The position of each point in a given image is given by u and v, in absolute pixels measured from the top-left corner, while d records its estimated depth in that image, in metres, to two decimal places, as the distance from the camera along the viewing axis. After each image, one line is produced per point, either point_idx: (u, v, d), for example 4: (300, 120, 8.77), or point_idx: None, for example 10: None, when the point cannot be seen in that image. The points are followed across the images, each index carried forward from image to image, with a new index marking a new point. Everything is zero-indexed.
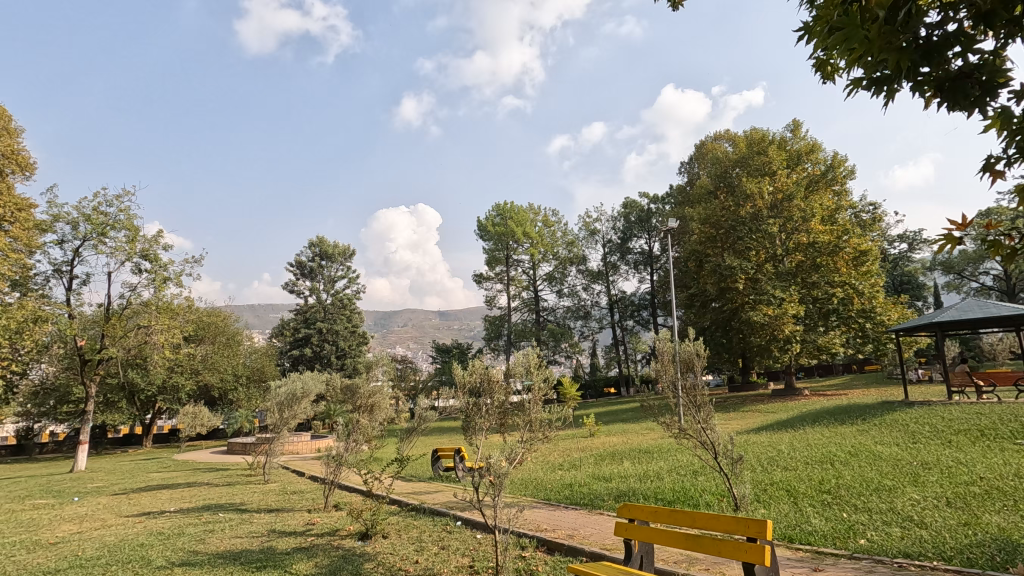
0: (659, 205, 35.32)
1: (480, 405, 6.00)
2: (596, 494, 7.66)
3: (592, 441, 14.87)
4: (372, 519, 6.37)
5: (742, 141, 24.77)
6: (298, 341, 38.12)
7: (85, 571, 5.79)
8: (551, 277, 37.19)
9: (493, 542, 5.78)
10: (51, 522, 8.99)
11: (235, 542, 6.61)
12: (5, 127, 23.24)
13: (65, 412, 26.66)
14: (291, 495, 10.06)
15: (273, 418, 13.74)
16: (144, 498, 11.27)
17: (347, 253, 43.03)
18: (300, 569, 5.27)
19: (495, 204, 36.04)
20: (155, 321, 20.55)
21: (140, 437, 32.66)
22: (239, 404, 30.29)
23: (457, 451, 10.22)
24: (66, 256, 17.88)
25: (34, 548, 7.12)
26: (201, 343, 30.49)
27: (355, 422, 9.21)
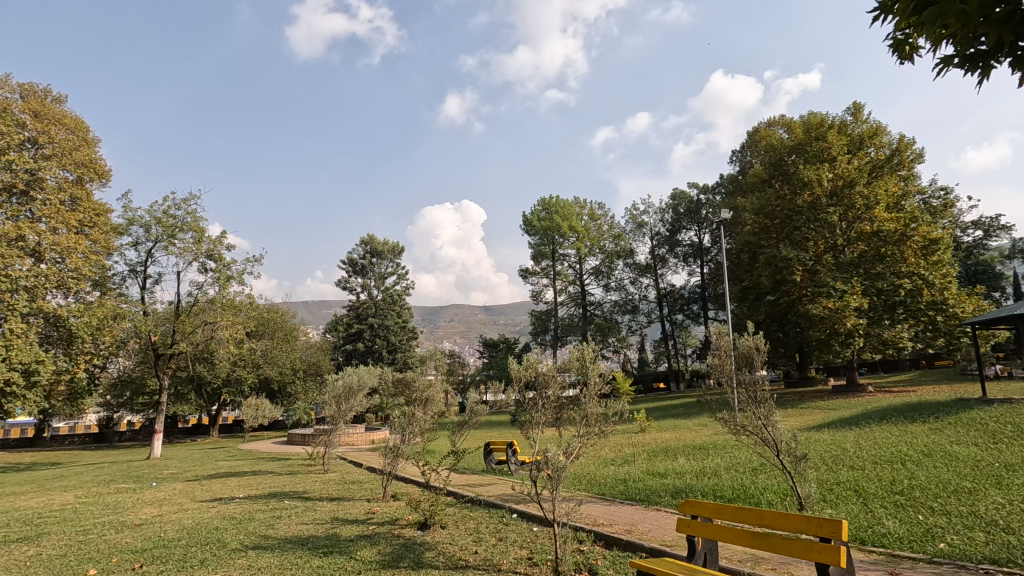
0: (709, 195, 34.34)
1: (537, 400, 5.96)
2: (652, 490, 7.58)
3: (643, 436, 14.70)
4: (431, 510, 6.52)
5: (798, 127, 23.70)
6: (351, 336, 39.31)
7: (169, 551, 6.19)
8: (597, 271, 36.83)
9: (551, 535, 5.81)
10: (135, 505, 9.67)
11: (302, 528, 6.92)
12: (84, 138, 25.03)
13: (140, 403, 28.54)
14: (351, 485, 10.43)
15: (331, 410, 14.25)
16: (216, 485, 11.94)
17: (396, 250, 43.96)
18: (365, 556, 5.46)
19: (541, 199, 36.04)
20: (220, 318, 21.60)
21: (207, 427, 34.58)
22: (297, 396, 31.58)
23: (509, 445, 10.30)
24: (140, 258, 19.09)
25: (122, 528, 7.69)
26: (262, 338, 31.89)
27: (411, 414, 9.42)
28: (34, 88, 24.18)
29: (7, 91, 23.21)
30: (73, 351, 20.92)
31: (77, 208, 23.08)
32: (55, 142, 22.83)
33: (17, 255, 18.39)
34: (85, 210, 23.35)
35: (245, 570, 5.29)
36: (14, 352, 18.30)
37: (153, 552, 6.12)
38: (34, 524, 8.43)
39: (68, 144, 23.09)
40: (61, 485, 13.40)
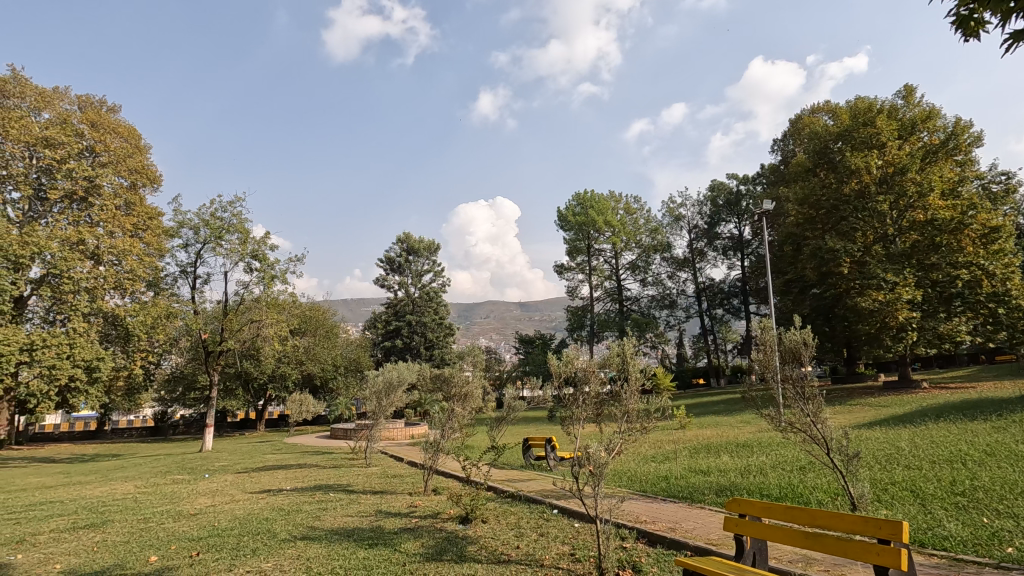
0: (750, 186, 33.38)
1: (577, 396, 5.91)
2: (695, 488, 7.44)
3: (684, 433, 14.43)
4: (472, 504, 6.57)
5: (845, 113, 22.76)
6: (389, 333, 39.99)
7: (222, 540, 6.44)
8: (633, 266, 36.34)
9: (593, 531, 5.78)
10: (190, 495, 10.10)
11: (347, 520, 7.10)
12: (137, 145, 26.23)
13: (192, 398, 29.80)
14: (393, 479, 10.63)
15: (372, 405, 14.54)
16: (264, 477, 12.35)
17: (432, 247, 44.45)
18: (409, 548, 5.55)
19: (575, 194, 35.82)
20: (265, 316, 22.27)
21: (254, 422, 35.85)
22: (339, 391, 32.40)
23: (548, 441, 10.27)
24: (190, 259, 19.89)
25: (179, 517, 8.06)
26: (305, 336, 32.79)
27: (450, 410, 9.51)
28: (91, 98, 25.50)
29: (67, 102, 24.57)
30: (130, 348, 22.06)
31: (131, 213, 24.27)
32: (110, 149, 24.02)
33: (78, 258, 20.16)
34: (139, 214, 24.53)
35: (295, 559, 5.46)
36: (78, 349, 19.44)
37: (208, 541, 6.39)
38: (99, 512, 8.91)
39: (122, 151, 24.27)
40: (122, 476, 14.15)
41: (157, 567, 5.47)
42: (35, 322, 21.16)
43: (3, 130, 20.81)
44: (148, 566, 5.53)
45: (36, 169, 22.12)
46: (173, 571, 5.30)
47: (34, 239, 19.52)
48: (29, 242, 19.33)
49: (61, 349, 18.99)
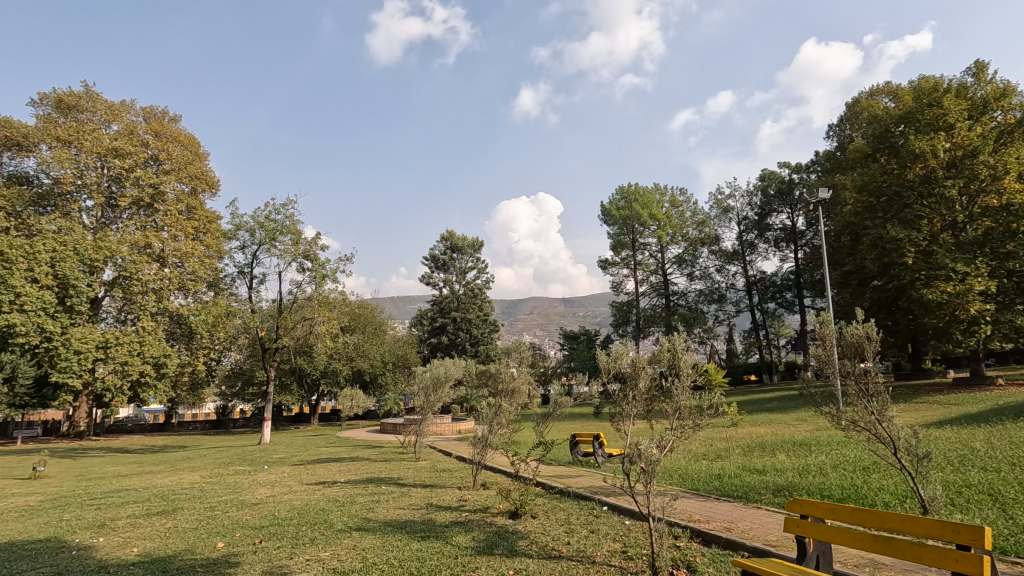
0: (804, 174, 32.01)
1: (627, 393, 5.79)
2: (751, 487, 7.22)
3: (737, 431, 14.02)
4: (521, 499, 6.59)
5: (908, 93, 21.50)
6: (435, 330, 40.62)
7: (282, 529, 6.72)
8: (680, 260, 35.53)
9: (645, 529, 5.70)
10: (251, 485, 10.58)
11: (400, 512, 7.26)
12: (197, 152, 27.60)
13: (250, 392, 31.20)
14: (442, 473, 10.81)
15: (420, 400, 14.80)
16: (319, 469, 12.79)
17: (476, 245, 44.82)
18: (461, 542, 5.63)
19: (619, 187, 35.36)
20: (317, 313, 23.00)
21: (308, 416, 37.20)
22: (388, 387, 33.17)
23: (595, 437, 10.18)
24: (247, 260, 20.78)
25: (242, 506, 8.46)
26: (354, 333, 33.74)
27: (497, 406, 9.55)
28: (154, 109, 26.97)
29: (133, 114, 26.08)
30: (194, 345, 23.28)
31: (193, 217, 25.58)
32: (172, 157, 25.38)
33: (145, 260, 21.54)
34: (199, 218, 25.83)
35: (351, 549, 5.62)
36: (147, 347, 20.68)
37: (269, 530, 6.67)
38: (170, 500, 9.47)
39: (184, 159, 25.58)
40: (189, 466, 14.98)
41: (224, 554, 5.75)
42: (109, 321, 22.86)
43: (78, 143, 22.32)
44: (216, 552, 5.83)
45: (107, 178, 23.68)
46: (238, 557, 5.56)
47: (106, 244, 21.03)
48: (103, 247, 20.88)
49: (132, 346, 20.25)
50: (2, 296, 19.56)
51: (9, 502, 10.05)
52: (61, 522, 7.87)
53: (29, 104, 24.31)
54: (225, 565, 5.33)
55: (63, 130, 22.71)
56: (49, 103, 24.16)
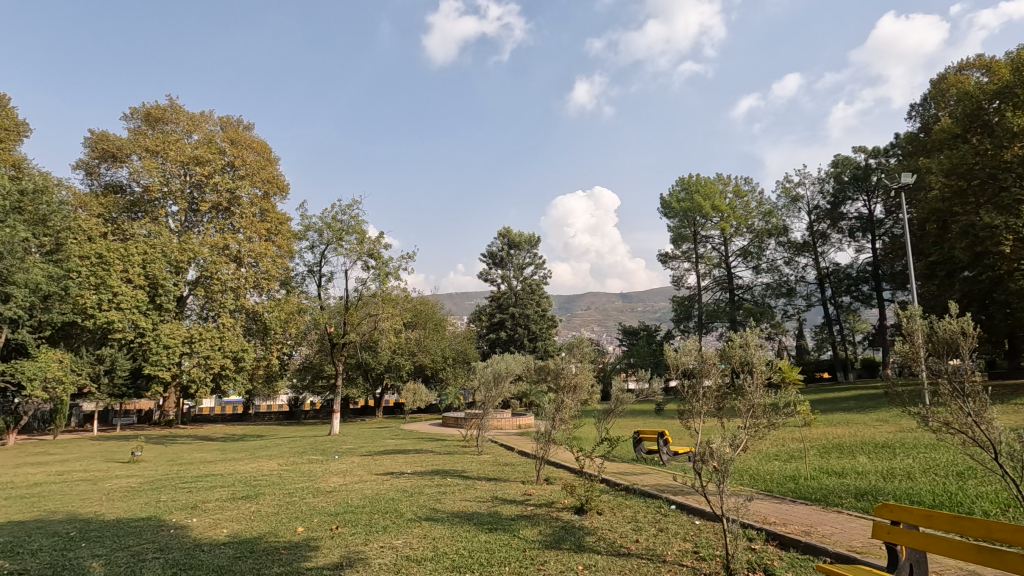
0: (882, 158, 29.94)
1: (697, 389, 5.64)
2: (830, 490, 6.86)
3: (811, 431, 13.36)
4: (587, 495, 6.57)
5: (1004, 66, 19.67)
6: (494, 325, 41.05)
7: (357, 516, 7.02)
8: (745, 252, 34.12)
9: (717, 530, 5.55)
10: (325, 474, 11.10)
11: (467, 504, 7.41)
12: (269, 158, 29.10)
13: (320, 385, 32.67)
14: (506, 467, 10.96)
15: (481, 394, 15.00)
16: (386, 460, 13.25)
17: (533, 240, 44.89)
18: (528, 535, 5.68)
19: (679, 178, 34.42)
20: (381, 310, 23.46)
21: (373, 409, 38.59)
22: (449, 381, 33.90)
23: (660, 434, 10.01)
24: (315, 259, 21.70)
25: (319, 493, 8.91)
26: (416, 328, 34.63)
27: (559, 401, 9.51)
28: (230, 118, 28.64)
29: (211, 124, 27.81)
30: (269, 340, 24.63)
31: (266, 219, 27.04)
32: (247, 163, 26.91)
33: (224, 261, 23.14)
34: (272, 220, 27.28)
35: (422, 538, 5.80)
36: (227, 341, 22.08)
37: (345, 517, 7.00)
38: (252, 485, 10.11)
39: (257, 164, 27.04)
40: (267, 454, 15.91)
41: (304, 538, 6.08)
42: (193, 318, 24.60)
43: (165, 153, 24.17)
44: (297, 536, 6.17)
45: (189, 185, 25.46)
46: (318, 542, 5.88)
47: (190, 246, 22.74)
48: (186, 250, 22.82)
49: (214, 341, 21.69)
50: (102, 295, 21.45)
51: (114, 483, 11.05)
52: (159, 502, 8.57)
53: (122, 118, 26.47)
54: (306, 548, 5.64)
55: (151, 142, 24.58)
56: (138, 116, 26.20)
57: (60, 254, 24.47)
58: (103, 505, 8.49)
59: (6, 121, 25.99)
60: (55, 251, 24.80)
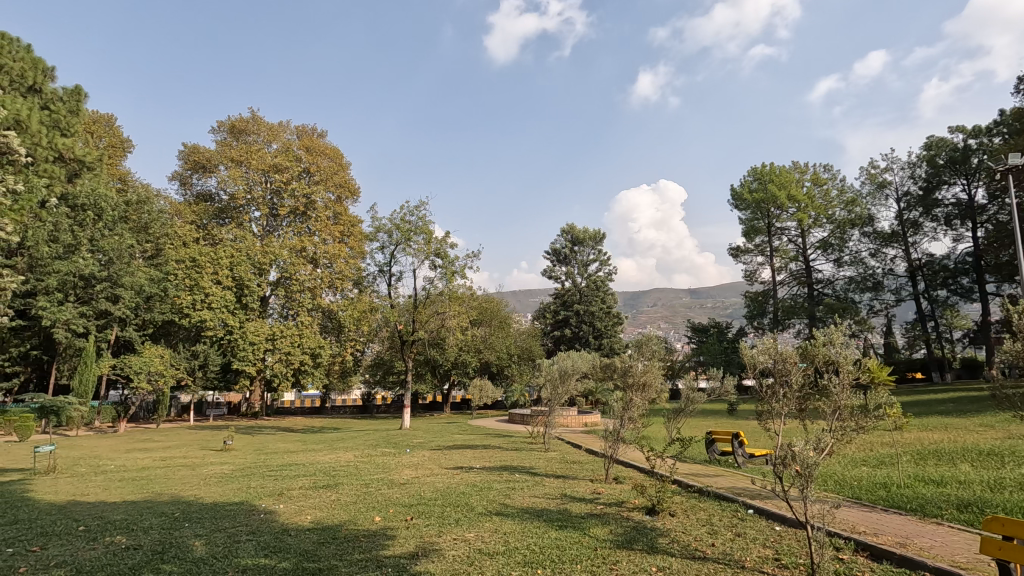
0: (984, 138, 27.27)
1: (776, 389, 5.38)
2: (929, 500, 6.36)
3: (904, 435, 12.40)
4: (659, 496, 6.44)
5: None
6: (558, 322, 40.93)
7: (430, 508, 7.23)
8: (825, 244, 32.10)
9: (799, 537, 5.30)
10: (398, 466, 11.52)
11: (536, 500, 7.46)
12: (342, 163, 30.42)
13: (390, 380, 33.89)
14: (574, 464, 10.93)
15: (547, 392, 15.00)
16: (455, 455, 13.55)
17: (598, 236, 44.37)
18: (599, 534, 5.65)
19: (751, 168, 32.94)
20: (448, 308, 23.90)
21: (441, 404, 39.59)
22: (514, 378, 34.19)
23: (734, 435, 9.63)
24: (386, 259, 22.51)
25: (393, 485, 9.27)
26: (482, 325, 35.15)
27: (627, 399, 9.33)
28: (305, 127, 30.20)
29: (289, 133, 29.42)
30: (343, 337, 25.81)
31: (339, 222, 28.31)
32: (321, 169, 28.24)
33: (301, 263, 24.93)
34: (345, 222, 28.51)
35: (494, 532, 5.90)
36: (305, 338, 23.34)
37: (418, 508, 7.23)
38: (331, 475, 10.65)
39: (330, 170, 28.31)
40: (344, 446, 16.72)
41: (381, 527, 6.36)
42: (275, 316, 26.21)
43: (248, 162, 26.04)
44: (374, 525, 6.46)
45: (269, 192, 27.14)
46: (394, 531, 6.12)
47: (271, 249, 24.68)
48: (269, 252, 24.59)
49: (293, 338, 23.06)
50: (196, 296, 23.29)
51: (210, 469, 11.99)
52: (250, 488, 9.24)
53: (211, 131, 28.57)
54: (383, 537, 5.89)
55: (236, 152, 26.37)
56: (224, 129, 28.15)
57: (160, 258, 26.79)
58: (202, 490, 9.23)
59: (114, 139, 28.73)
60: (155, 256, 27.17)
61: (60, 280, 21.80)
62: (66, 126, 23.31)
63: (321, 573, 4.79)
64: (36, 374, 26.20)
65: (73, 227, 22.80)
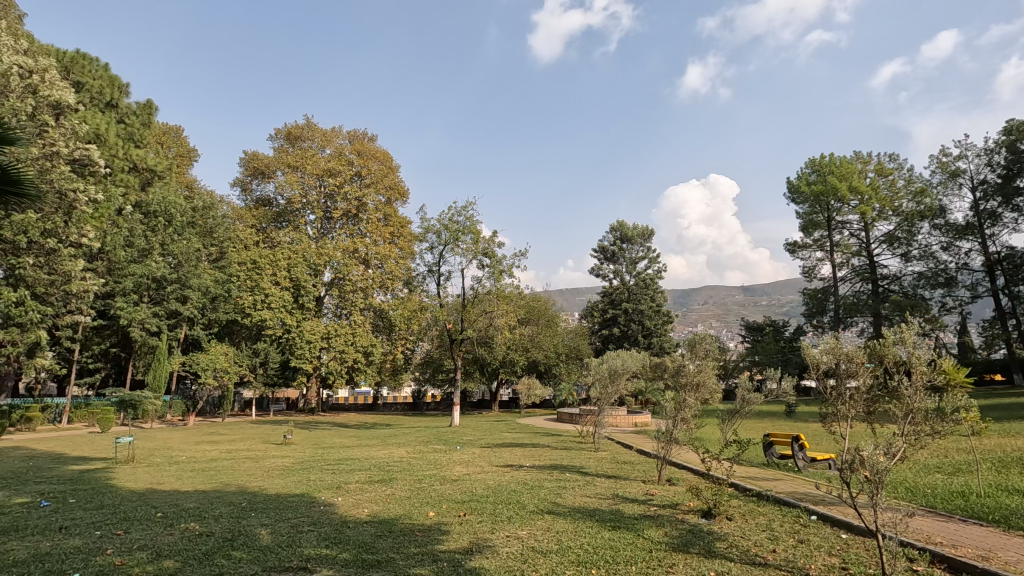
0: None
1: (842, 391, 5.13)
2: (1013, 511, 5.92)
3: (984, 442, 11.56)
4: (715, 499, 6.27)
5: None
6: (607, 321, 40.48)
7: (482, 505, 7.33)
8: (891, 238, 30.34)
9: (868, 545, 5.05)
10: (450, 463, 11.70)
11: (588, 500, 7.42)
12: (392, 166, 31.11)
13: (440, 378, 34.44)
14: (625, 465, 10.80)
15: (597, 391, 14.85)
16: (506, 453, 13.62)
17: (646, 233, 43.60)
18: (654, 536, 5.56)
19: (809, 159, 31.54)
20: (496, 307, 24.00)
21: (490, 402, 39.96)
22: (562, 376, 34.09)
23: (794, 438, 9.27)
24: (435, 259, 22.87)
25: (446, 481, 9.45)
26: (530, 324, 35.22)
27: (680, 399, 9.13)
28: (357, 132, 31.08)
29: (342, 138, 30.35)
30: (394, 335, 26.46)
31: (389, 223, 28.96)
32: (372, 172, 28.99)
33: (353, 264, 25.79)
34: (395, 224, 29.18)
35: (546, 531, 5.92)
36: (358, 337, 24.11)
37: (471, 505, 7.34)
38: (386, 470, 10.95)
39: (381, 172, 29.01)
40: (397, 442, 17.12)
41: (435, 522, 6.48)
42: (330, 316, 27.14)
43: (304, 168, 27.09)
44: (428, 520, 6.58)
45: (324, 196, 28.13)
46: (448, 526, 6.23)
47: (325, 251, 25.56)
48: (323, 253, 25.50)
49: (347, 337, 23.87)
50: (257, 297, 24.44)
51: (272, 461, 12.56)
52: (311, 481, 9.62)
53: (270, 139, 29.85)
54: (438, 532, 6.02)
55: (292, 158, 27.48)
56: (281, 136, 29.34)
57: (224, 261, 28.21)
58: (266, 481, 9.69)
59: (182, 149, 30.49)
60: (220, 258, 28.65)
61: (135, 282, 23.36)
62: (138, 138, 24.91)
63: (380, 564, 4.93)
64: (115, 370, 28.14)
65: (147, 233, 24.34)
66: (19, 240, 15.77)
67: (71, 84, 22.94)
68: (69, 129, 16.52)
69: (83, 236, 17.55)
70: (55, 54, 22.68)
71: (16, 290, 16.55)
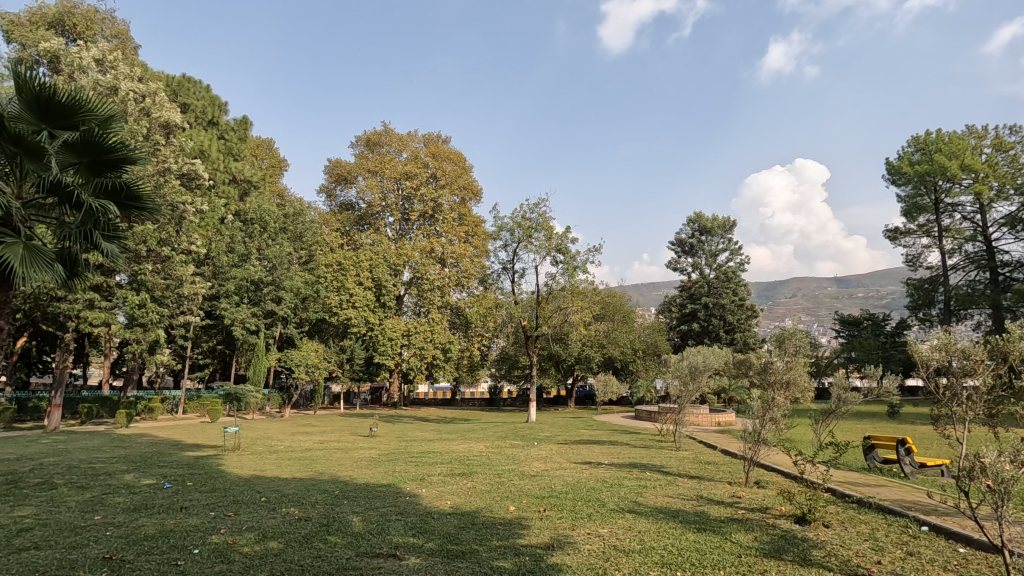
0: None
1: (959, 393, 4.64)
2: None
3: None
4: (810, 504, 5.91)
5: None
6: (686, 316, 39.16)
7: (561, 501, 7.34)
8: (1013, 220, 27.10)
9: (991, 562, 4.57)
10: (528, 459, 11.80)
11: (670, 500, 7.24)
12: (466, 166, 31.78)
13: (516, 375, 34.70)
14: (709, 465, 10.41)
15: (677, 390, 14.36)
16: (584, 450, 13.53)
17: (727, 224, 41.68)
18: (743, 540, 5.33)
19: (912, 137, 28.84)
20: (570, 302, 23.74)
21: (566, 399, 39.81)
22: (640, 373, 33.36)
23: (899, 442, 8.54)
24: (509, 257, 23.09)
25: (525, 476, 9.55)
26: (605, 320, 34.68)
27: (768, 399, 8.65)
28: (432, 136, 32.01)
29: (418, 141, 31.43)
30: (470, 333, 26.99)
31: (464, 223, 29.62)
32: (446, 173, 29.74)
33: (431, 263, 26.70)
34: (469, 223, 29.81)
35: (628, 530, 5.85)
36: (436, 334, 24.82)
37: (550, 500, 7.40)
38: (467, 464, 11.24)
39: (455, 173, 29.71)
40: (475, 437, 17.47)
41: (516, 516, 6.57)
42: (409, 314, 28.14)
43: (383, 172, 28.43)
44: (509, 514, 6.70)
45: (401, 198, 29.29)
46: (528, 521, 6.30)
47: (404, 251, 26.59)
48: (402, 254, 26.55)
49: (426, 334, 24.64)
50: (342, 296, 25.82)
51: (361, 453, 13.25)
52: (396, 473, 10.06)
53: (352, 145, 31.53)
54: (518, 526, 6.09)
55: (372, 163, 28.95)
56: (361, 143, 30.80)
57: (313, 263, 30.03)
58: (355, 471, 10.23)
59: (274, 160, 32.78)
60: (309, 261, 30.51)
61: (236, 284, 25.43)
62: (236, 151, 27.09)
63: (464, 555, 5.07)
64: (221, 365, 30.80)
65: (245, 239, 26.37)
66: (141, 249, 17.67)
67: (179, 106, 25.32)
68: (179, 147, 18.25)
69: (192, 243, 19.42)
70: (165, 79, 25.15)
71: (138, 293, 18.46)
